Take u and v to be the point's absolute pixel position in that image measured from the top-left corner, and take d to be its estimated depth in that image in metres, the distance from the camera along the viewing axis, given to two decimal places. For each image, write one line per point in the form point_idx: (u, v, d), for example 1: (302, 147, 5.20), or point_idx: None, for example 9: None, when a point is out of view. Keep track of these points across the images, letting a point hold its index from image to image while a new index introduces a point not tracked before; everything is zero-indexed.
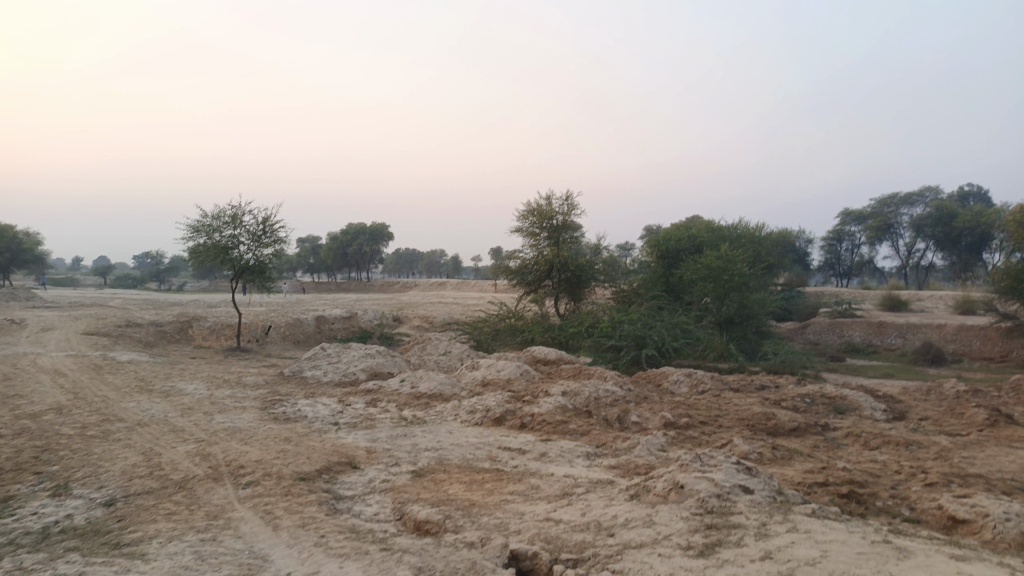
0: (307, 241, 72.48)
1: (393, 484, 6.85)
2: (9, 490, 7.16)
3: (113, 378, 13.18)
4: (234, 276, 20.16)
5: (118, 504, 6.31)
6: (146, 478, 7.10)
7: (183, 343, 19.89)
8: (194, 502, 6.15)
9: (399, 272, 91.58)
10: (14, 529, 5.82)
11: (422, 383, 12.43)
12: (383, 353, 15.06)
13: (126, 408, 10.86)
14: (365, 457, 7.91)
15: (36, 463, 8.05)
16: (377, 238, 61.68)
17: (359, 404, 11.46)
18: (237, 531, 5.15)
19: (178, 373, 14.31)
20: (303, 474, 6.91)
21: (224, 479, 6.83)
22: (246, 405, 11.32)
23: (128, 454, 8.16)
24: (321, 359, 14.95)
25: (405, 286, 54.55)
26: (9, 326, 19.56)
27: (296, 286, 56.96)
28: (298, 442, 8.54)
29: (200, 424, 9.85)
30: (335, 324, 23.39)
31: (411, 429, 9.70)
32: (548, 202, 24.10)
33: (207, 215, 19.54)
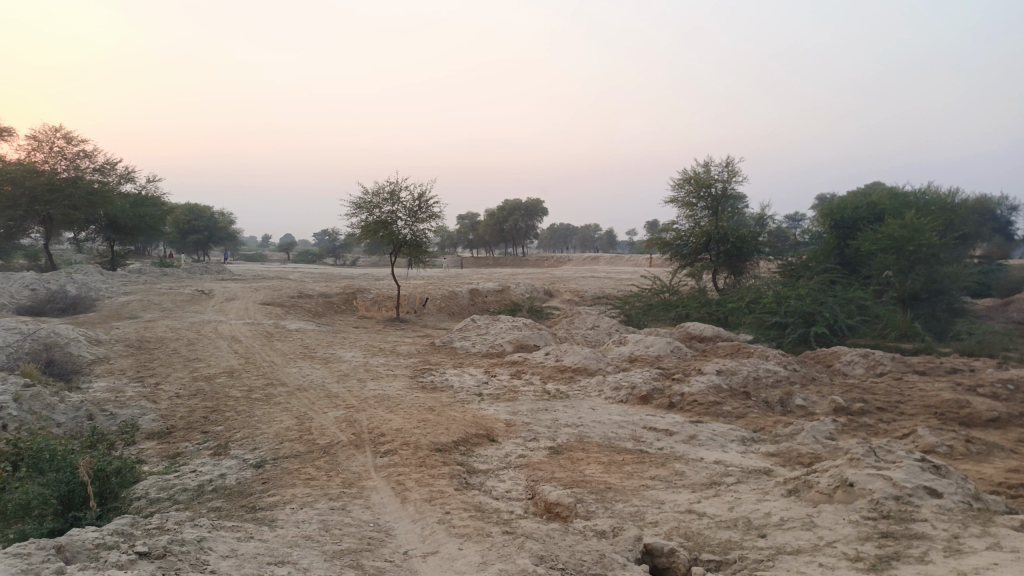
0: (466, 217, 74.54)
1: (529, 460, 6.58)
2: (178, 447, 7.70)
3: (281, 345, 14.03)
4: (393, 251, 20.83)
5: (266, 466, 6.53)
6: (295, 441, 7.33)
7: (347, 313, 20.96)
8: (333, 467, 6.22)
9: (554, 248, 91.87)
10: (174, 485, 6.17)
11: (567, 357, 12.12)
12: (531, 326, 14.91)
13: (288, 373, 11.47)
14: (503, 430, 7.71)
15: (204, 423, 8.62)
16: (534, 213, 61.92)
17: (504, 376, 11.36)
18: (367, 501, 5.08)
19: (338, 341, 15.00)
20: (439, 444, 6.81)
21: (364, 446, 6.89)
22: (397, 373, 11.57)
23: (282, 417, 8.52)
24: (470, 330, 15.07)
25: (560, 261, 54.52)
26: (201, 296, 21.58)
27: (455, 261, 58.78)
28: (440, 412, 8.52)
29: (351, 390, 10.14)
30: (488, 297, 23.69)
31: (553, 403, 9.42)
32: (707, 169, 22.79)
33: (368, 192, 20.35)
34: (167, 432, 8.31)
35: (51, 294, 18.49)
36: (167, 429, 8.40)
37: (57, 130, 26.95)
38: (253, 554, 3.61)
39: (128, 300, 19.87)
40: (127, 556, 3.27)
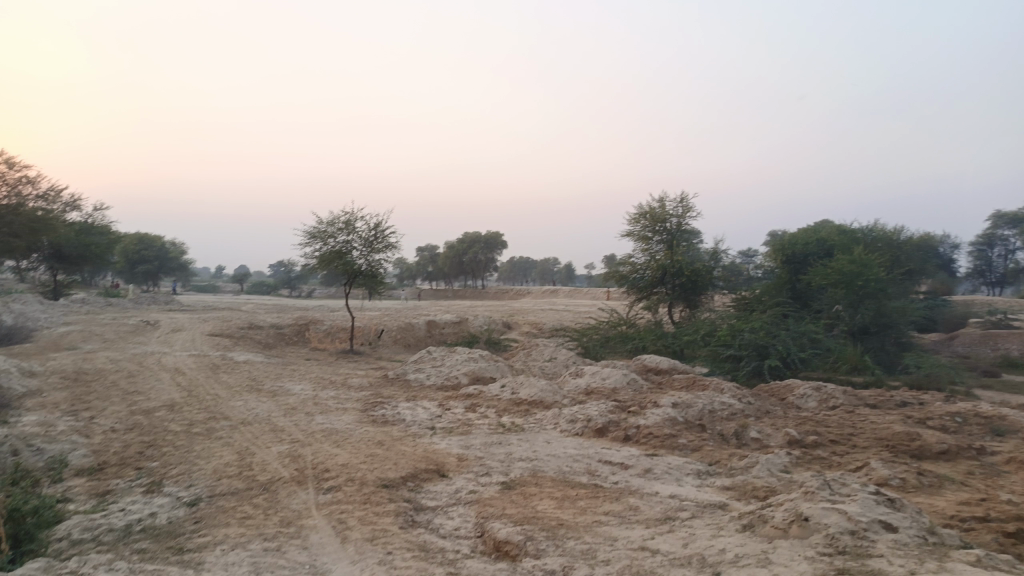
0: (425, 249, 74.26)
1: (479, 496, 6.34)
2: (108, 485, 7.25)
3: (227, 377, 13.53)
4: (348, 281, 20.46)
5: (201, 504, 6.16)
6: (234, 478, 6.96)
7: (299, 345, 20.46)
8: (272, 505, 5.90)
9: (513, 281, 92.00)
10: (99, 526, 5.77)
11: (523, 390, 11.93)
12: (486, 358, 14.70)
13: (233, 406, 11.03)
14: (454, 465, 7.46)
15: (138, 459, 8.16)
16: (492, 246, 61.93)
17: (457, 409, 11.10)
18: (304, 542, 4.79)
19: (288, 373, 14.56)
20: (386, 480, 6.53)
21: (307, 483, 6.56)
22: (347, 406, 11.22)
23: (223, 453, 8.12)
24: (424, 362, 14.79)
25: (518, 294, 54.57)
26: (146, 327, 20.85)
27: (413, 293, 58.31)
28: (389, 446, 8.22)
29: (298, 424, 9.76)
30: (444, 329, 23.40)
31: (507, 437, 9.20)
32: (662, 204, 23.07)
33: (322, 222, 20.02)
34: (97, 468, 7.84)
35: None
36: (98, 465, 7.92)
37: None
38: None
39: (68, 330, 19.07)
40: None
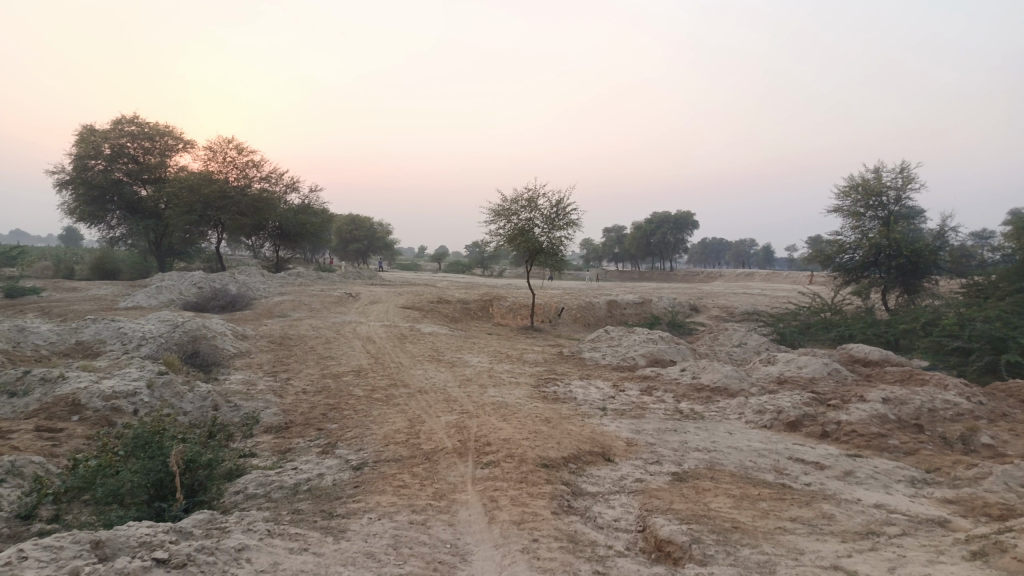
0: (613, 230, 73.47)
1: (645, 486, 5.77)
2: (290, 443, 7.58)
3: (411, 347, 14.00)
4: (530, 259, 20.47)
5: (365, 468, 6.17)
6: (400, 444, 6.96)
7: (484, 320, 20.87)
8: (429, 476, 5.75)
9: (705, 263, 88.62)
10: (272, 482, 5.97)
11: (704, 375, 11.09)
12: (667, 339, 13.94)
13: (413, 375, 11.31)
14: (622, 450, 6.94)
15: (321, 420, 8.51)
16: (682, 226, 60.02)
17: (633, 391, 10.52)
18: (452, 517, 4.54)
19: (468, 346, 14.79)
20: (547, 460, 6.17)
21: (467, 455, 6.38)
22: (520, 381, 11.09)
23: (395, 419, 8.21)
24: (602, 342, 14.39)
25: (710, 276, 52.27)
26: (347, 298, 22.36)
27: (600, 275, 57.89)
28: (556, 424, 7.88)
29: (471, 395, 9.74)
30: (626, 310, 23.02)
31: (684, 424, 8.48)
32: (878, 175, 20.59)
33: (506, 199, 20.23)
34: (284, 426, 8.26)
35: (214, 291, 19.83)
36: (284, 424, 8.36)
37: (230, 141, 29.27)
38: (297, 570, 3.17)
39: (281, 299, 20.90)
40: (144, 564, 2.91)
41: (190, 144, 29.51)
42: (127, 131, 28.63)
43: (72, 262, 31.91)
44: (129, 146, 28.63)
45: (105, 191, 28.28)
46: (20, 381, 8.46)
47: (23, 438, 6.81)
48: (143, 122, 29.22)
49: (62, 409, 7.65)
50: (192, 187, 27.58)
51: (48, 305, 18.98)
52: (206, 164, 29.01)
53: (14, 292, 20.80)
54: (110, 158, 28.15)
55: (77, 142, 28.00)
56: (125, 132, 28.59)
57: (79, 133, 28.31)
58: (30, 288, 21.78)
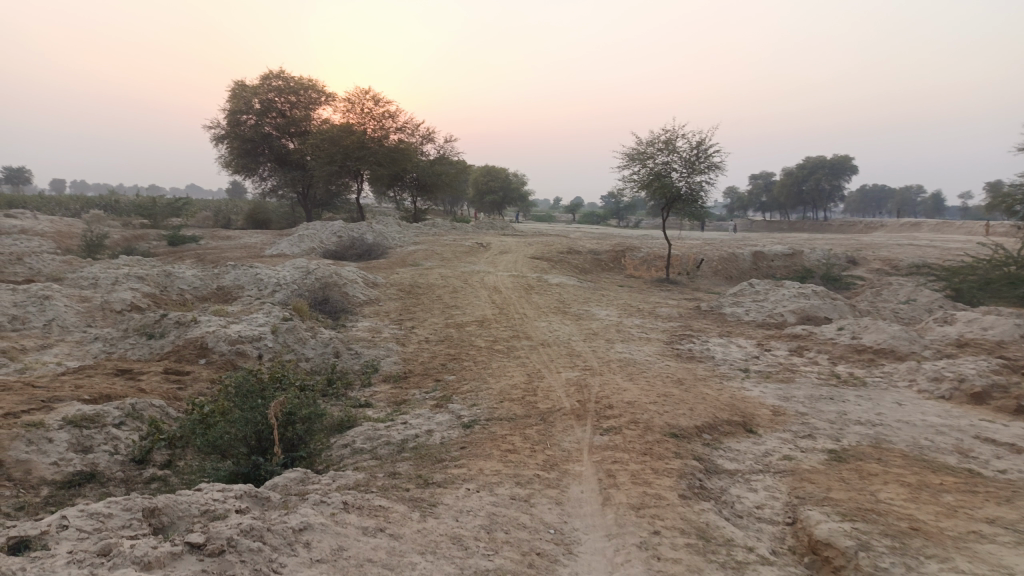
0: (761, 178, 69.02)
1: (796, 467, 4.89)
2: (406, 394, 7.24)
3: (537, 298, 13.48)
4: (667, 206, 19.26)
5: (475, 427, 5.67)
6: (515, 402, 6.41)
7: (616, 271, 20.02)
8: (542, 441, 5.17)
9: (864, 213, 81.67)
10: (380, 437, 5.60)
11: (865, 335, 9.76)
12: (821, 294, 12.52)
13: (537, 326, 10.77)
14: (767, 420, 6.05)
15: (439, 370, 8.13)
16: (840, 172, 54.38)
17: (780, 352, 9.43)
18: (561, 495, 3.93)
19: (598, 297, 14.06)
20: (678, 429, 5.41)
21: (586, 418, 5.74)
22: (652, 337, 10.27)
23: (514, 373, 7.68)
24: (745, 296, 13.19)
25: (870, 226, 47.87)
26: (477, 248, 22.18)
27: (745, 225, 54.61)
28: (691, 387, 7.07)
29: (597, 351, 9.06)
30: (774, 262, 21.41)
31: (840, 391, 7.37)
32: None
33: (641, 142, 19.06)
34: (402, 376, 7.95)
35: (351, 241, 20.25)
36: (402, 373, 8.04)
37: (367, 92, 29.76)
38: (364, 561, 2.70)
39: (414, 248, 21.07)
40: (182, 544, 2.52)
41: (332, 97, 30.27)
42: (275, 86, 29.75)
43: (231, 213, 34.13)
44: (277, 100, 29.77)
45: (256, 144, 29.69)
46: (158, 323, 8.76)
47: (151, 380, 6.95)
48: (289, 77, 30.23)
49: (191, 352, 7.79)
50: (332, 140, 28.29)
51: (204, 252, 20.17)
52: (346, 115, 29.68)
53: (175, 241, 22.32)
54: (260, 113, 29.41)
55: (231, 98, 29.46)
56: (272, 86, 29.69)
57: (233, 89, 29.74)
58: (190, 236, 23.31)
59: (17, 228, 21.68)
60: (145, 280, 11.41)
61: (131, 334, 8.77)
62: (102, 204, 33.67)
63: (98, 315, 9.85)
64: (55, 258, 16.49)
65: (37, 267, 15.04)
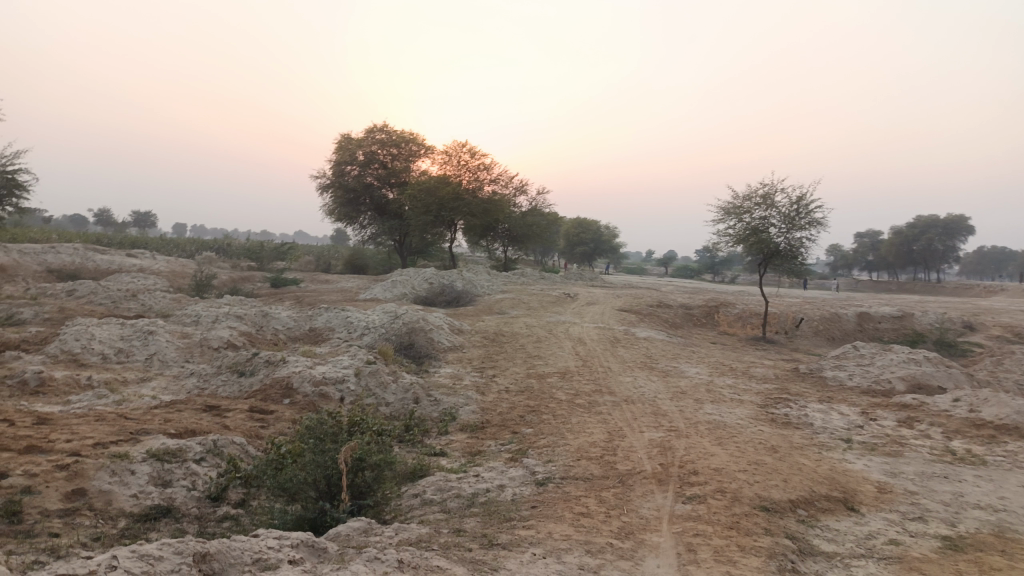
0: (866, 236, 66.06)
1: (904, 554, 4.36)
2: (482, 445, 7.06)
3: (623, 352, 13.12)
4: (764, 262, 18.57)
5: (549, 485, 5.42)
6: (593, 461, 6.11)
7: (708, 327, 19.36)
8: (619, 505, 4.86)
9: (982, 276, 76.50)
10: (450, 489, 5.42)
11: (986, 408, 8.89)
12: (934, 361, 11.58)
13: (622, 382, 10.41)
14: (871, 498, 5.49)
15: (517, 422, 7.92)
16: (954, 232, 51.61)
17: (887, 422, 8.68)
18: (633, 568, 3.63)
19: (688, 354, 13.55)
20: (768, 502, 4.97)
21: (668, 484, 5.39)
22: (744, 399, 9.72)
23: (594, 429, 7.37)
24: (848, 360, 12.39)
25: (989, 290, 44.65)
26: (566, 299, 22.01)
27: (848, 285, 52.15)
28: (785, 455, 6.56)
29: (684, 410, 8.62)
30: (881, 324, 20.17)
31: (957, 470, 6.64)
32: None
33: (738, 196, 18.57)
34: (480, 426, 7.79)
35: (441, 288, 20.53)
36: (480, 423, 7.88)
37: (464, 145, 30.66)
38: None
39: (503, 297, 21.13)
40: None
41: (431, 149, 31.29)
42: (378, 138, 31.05)
43: (330, 258, 35.48)
44: (379, 152, 31.02)
45: (358, 193, 30.92)
46: (249, 362, 9.00)
47: (235, 417, 7.08)
48: (391, 130, 31.51)
49: (275, 392, 7.92)
50: (429, 190, 29.08)
51: (303, 295, 20.92)
52: (443, 167, 30.65)
53: (277, 283, 23.31)
54: (363, 163, 30.69)
55: (337, 150, 30.94)
56: (376, 139, 31.04)
57: (339, 141, 31.25)
58: (290, 279, 24.30)
59: (136, 268, 23.23)
60: (243, 319, 11.85)
61: (223, 371, 9.04)
62: (215, 247, 35.77)
63: (196, 351, 10.25)
64: (166, 296, 17.48)
65: (149, 304, 15.97)
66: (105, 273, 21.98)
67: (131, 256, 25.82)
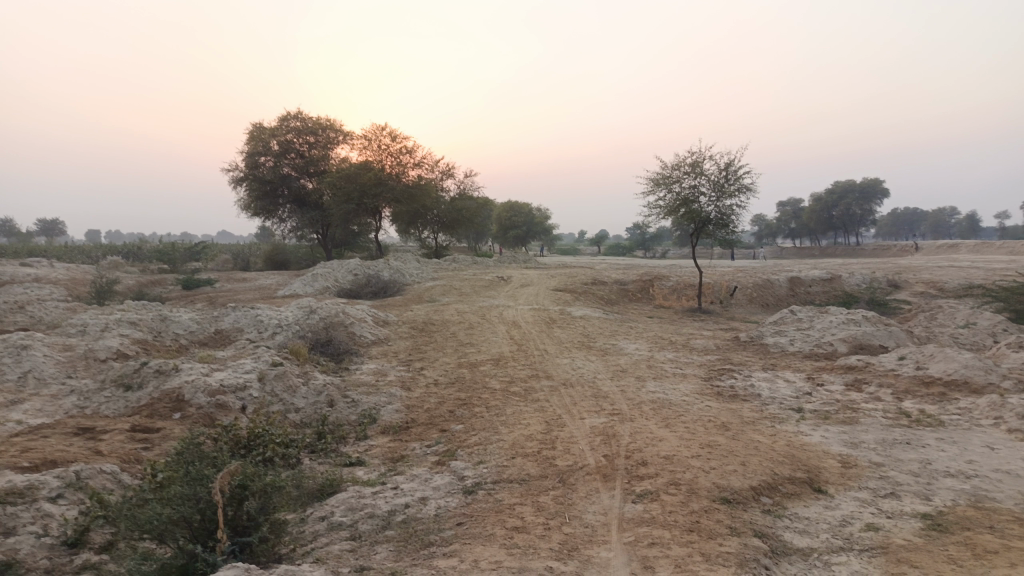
0: (789, 204, 67.67)
1: (887, 542, 3.78)
2: (405, 449, 6.24)
3: (559, 332, 12.47)
4: (695, 231, 18.22)
5: (478, 494, 4.65)
6: (530, 459, 5.37)
7: (644, 302, 18.97)
8: (560, 512, 4.13)
9: (896, 237, 79.62)
10: (362, 509, 4.58)
11: (932, 365, 8.59)
12: (873, 320, 11.34)
13: (559, 365, 9.74)
14: (837, 476, 4.94)
15: (446, 419, 7.12)
16: (870, 195, 53.04)
17: (836, 387, 8.27)
18: None
19: (625, 330, 13.00)
20: (728, 492, 4.34)
21: (615, 479, 4.70)
22: (688, 373, 9.18)
23: (531, 421, 6.64)
24: (788, 325, 12.07)
25: (905, 249, 46.21)
26: (498, 282, 21.26)
27: (774, 253, 53.18)
28: (739, 433, 5.99)
29: (626, 391, 7.99)
30: (812, 288, 20.21)
31: (917, 434, 6.20)
32: None
33: (667, 166, 18.12)
34: (403, 427, 6.95)
35: (366, 279, 19.47)
36: (404, 423, 7.05)
37: (383, 129, 29.43)
38: None
39: (432, 285, 20.22)
40: None
41: (349, 135, 29.95)
42: (292, 126, 29.47)
43: (250, 255, 33.76)
44: (295, 141, 29.54)
45: (275, 185, 29.30)
46: (137, 373, 7.91)
47: (113, 441, 6.05)
48: (306, 117, 29.98)
49: (165, 406, 6.89)
50: (349, 177, 27.75)
51: (216, 295, 19.50)
52: (363, 152, 29.39)
53: (190, 285, 21.74)
54: (278, 154, 29.11)
55: (249, 140, 29.18)
56: (290, 127, 29.49)
57: (251, 131, 29.45)
58: (205, 280, 22.77)
59: (30, 277, 21.26)
60: (138, 325, 10.64)
61: (108, 386, 7.92)
62: (123, 251, 33.50)
63: (80, 365, 9.07)
64: (58, 305, 15.86)
65: (37, 316, 14.42)
66: None
67: (26, 266, 23.69)
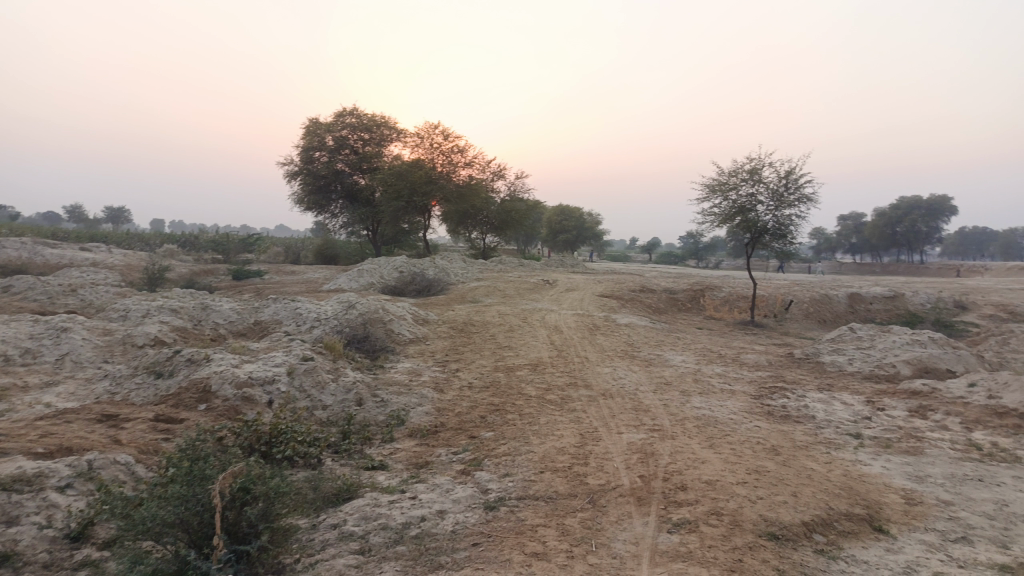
0: (850, 218, 65.59)
1: None
2: (430, 455, 5.93)
3: (602, 339, 12.05)
4: (751, 241, 17.55)
5: (500, 511, 4.30)
6: (559, 475, 5.00)
7: (693, 312, 18.38)
8: (586, 538, 3.75)
9: (962, 256, 76.45)
10: (375, 519, 4.28)
11: (1007, 394, 7.89)
12: (941, 342, 10.61)
13: (600, 374, 9.32)
14: (901, 514, 4.43)
15: (476, 425, 6.79)
16: (937, 212, 50.92)
17: (898, 413, 7.67)
18: None
19: (672, 341, 12.48)
20: (776, 527, 3.90)
21: (649, 504, 4.30)
22: (736, 389, 8.67)
23: (565, 433, 6.26)
24: (847, 343, 11.39)
25: (973, 269, 44.16)
26: (544, 286, 20.91)
27: (832, 268, 51.52)
28: (790, 458, 5.50)
29: (669, 405, 7.55)
30: (872, 305, 19.30)
31: (992, 471, 5.60)
32: None
33: (723, 172, 17.49)
34: (432, 431, 6.65)
35: (411, 276, 19.35)
36: (433, 427, 6.75)
37: (436, 128, 29.41)
38: None
39: (477, 285, 19.99)
40: None
41: (403, 133, 30.03)
42: (347, 122, 29.67)
43: (301, 249, 34.17)
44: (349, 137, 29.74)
45: (328, 180, 29.55)
46: (168, 361, 7.80)
47: (135, 430, 5.90)
48: (361, 114, 30.16)
49: (192, 397, 6.74)
50: (400, 174, 27.76)
51: (263, 287, 19.65)
52: (415, 150, 29.44)
53: (239, 275, 21.99)
54: (332, 149, 29.32)
55: (305, 135, 29.51)
56: (346, 123, 29.69)
57: (307, 126, 29.76)
58: (255, 271, 23.06)
59: (89, 262, 21.80)
60: (178, 312, 10.63)
61: (140, 373, 7.83)
62: (181, 241, 34.30)
63: (117, 350, 9.06)
64: (110, 290, 16.13)
65: (88, 299, 14.67)
66: (53, 268, 20.57)
67: (86, 250, 24.34)
